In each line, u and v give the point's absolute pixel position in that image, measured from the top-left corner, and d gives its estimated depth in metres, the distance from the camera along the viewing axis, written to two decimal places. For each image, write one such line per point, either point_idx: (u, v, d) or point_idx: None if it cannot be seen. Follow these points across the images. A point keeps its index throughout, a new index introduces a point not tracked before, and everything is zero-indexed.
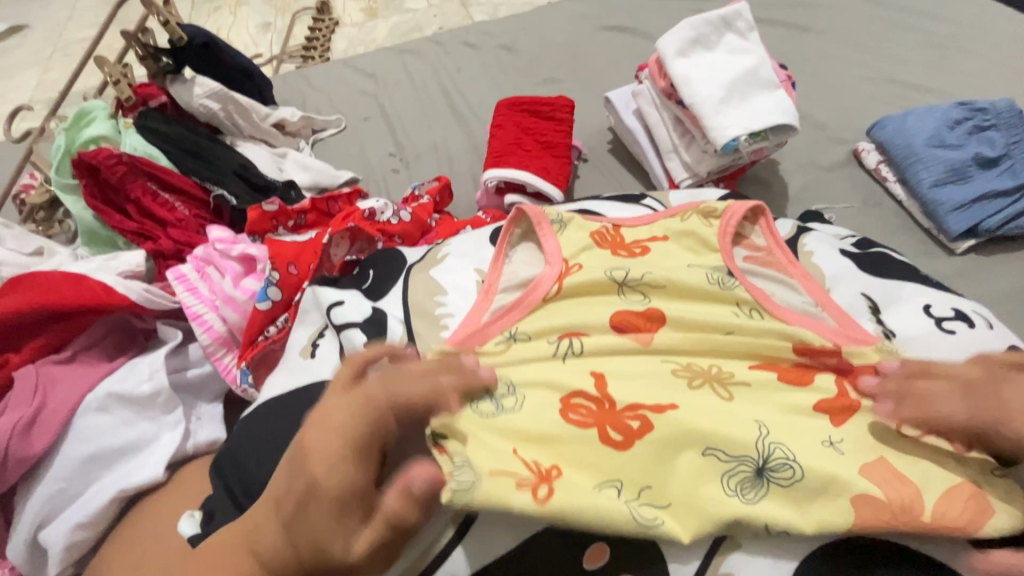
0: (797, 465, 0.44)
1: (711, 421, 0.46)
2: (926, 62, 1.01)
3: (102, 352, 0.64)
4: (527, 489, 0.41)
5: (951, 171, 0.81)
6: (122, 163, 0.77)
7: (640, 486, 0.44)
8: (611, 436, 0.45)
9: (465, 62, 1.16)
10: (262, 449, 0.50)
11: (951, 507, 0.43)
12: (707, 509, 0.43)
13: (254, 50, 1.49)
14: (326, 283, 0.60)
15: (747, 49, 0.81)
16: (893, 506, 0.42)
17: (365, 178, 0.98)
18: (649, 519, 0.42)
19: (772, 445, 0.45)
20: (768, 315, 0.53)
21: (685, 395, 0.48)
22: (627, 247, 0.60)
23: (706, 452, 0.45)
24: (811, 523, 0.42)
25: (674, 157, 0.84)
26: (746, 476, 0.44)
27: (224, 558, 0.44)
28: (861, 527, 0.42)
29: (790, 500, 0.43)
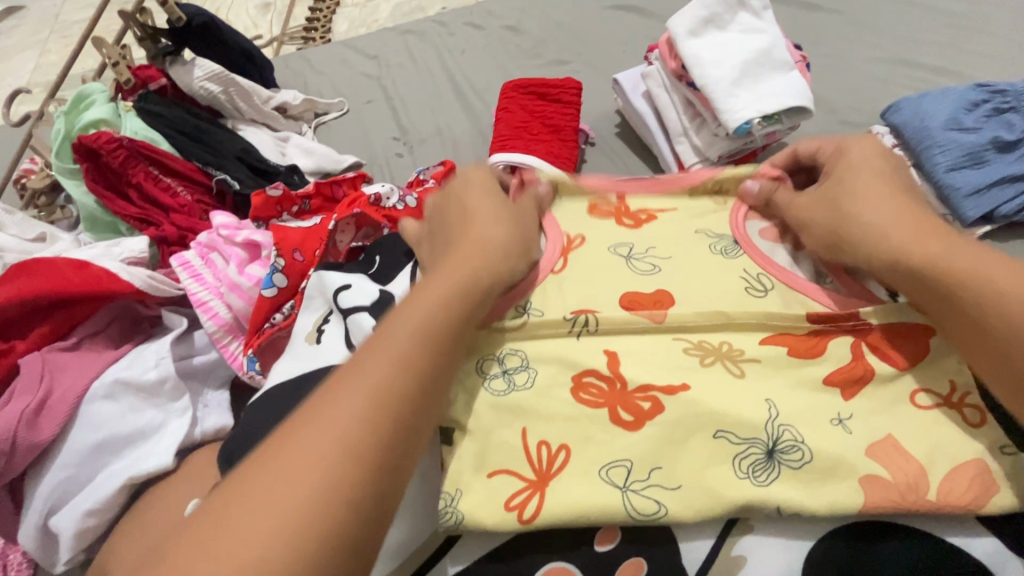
0: (807, 446, 0.43)
1: (725, 403, 0.44)
2: (942, 42, 0.99)
3: (107, 339, 0.63)
4: (515, 507, 0.42)
5: (968, 155, 0.79)
6: (123, 147, 0.76)
7: (650, 466, 0.43)
8: (621, 416, 0.45)
9: (469, 43, 1.14)
10: (266, 419, 0.49)
11: (956, 484, 0.42)
12: (715, 487, 0.42)
13: (254, 31, 1.46)
14: (332, 268, 0.59)
15: (761, 29, 0.78)
16: (901, 488, 0.41)
17: (369, 162, 0.97)
18: (647, 511, 0.41)
19: (780, 427, 0.44)
20: (775, 280, 0.52)
21: (696, 373, 0.46)
22: (632, 215, 0.60)
23: (717, 434, 0.43)
24: (824, 501, 0.41)
25: (684, 140, 0.82)
26: (757, 459, 0.43)
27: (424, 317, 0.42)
28: (873, 507, 0.41)
29: (802, 480, 0.42)
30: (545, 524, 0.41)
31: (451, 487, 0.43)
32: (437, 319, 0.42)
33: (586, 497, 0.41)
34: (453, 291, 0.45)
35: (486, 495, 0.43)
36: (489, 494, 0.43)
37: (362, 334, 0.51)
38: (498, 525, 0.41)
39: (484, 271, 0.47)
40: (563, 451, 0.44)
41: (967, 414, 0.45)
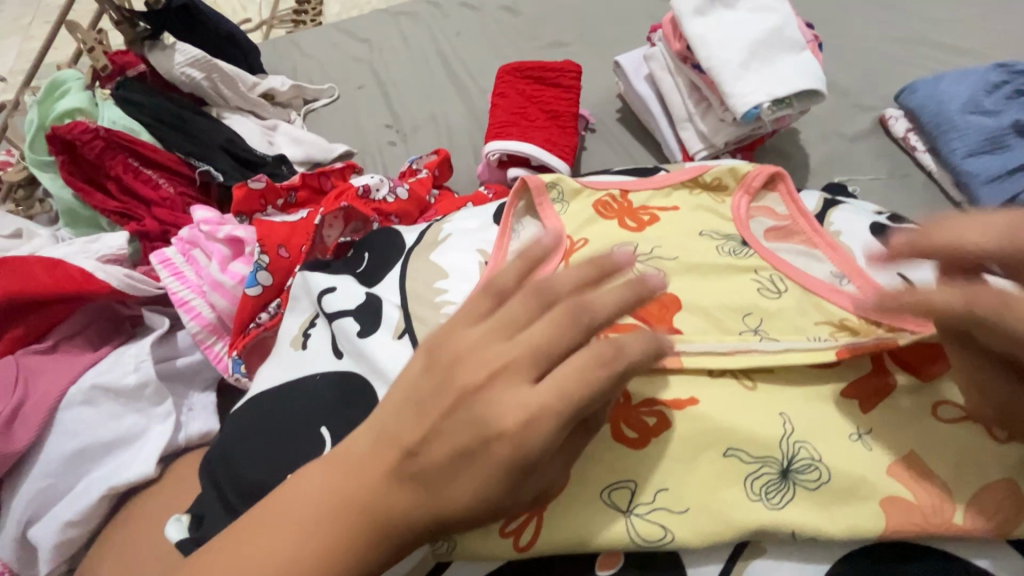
0: (825, 464, 0.40)
1: (740, 417, 0.42)
2: (960, 20, 0.94)
3: (86, 341, 0.60)
4: (510, 533, 0.39)
5: (989, 139, 0.74)
6: (99, 137, 0.72)
7: (655, 488, 0.40)
8: (624, 433, 0.42)
9: (464, 24, 1.09)
10: (248, 431, 0.46)
11: (981, 507, 0.39)
12: (726, 510, 0.39)
13: (242, 14, 1.41)
14: (318, 267, 0.56)
15: (772, 6, 0.74)
16: (924, 510, 0.39)
17: (360, 151, 0.93)
18: (652, 537, 0.38)
19: (796, 444, 0.41)
20: (791, 282, 0.48)
21: (706, 386, 0.43)
22: (635, 214, 0.55)
23: (727, 453, 0.41)
24: (842, 525, 0.38)
25: (689, 126, 0.78)
26: (770, 479, 0.40)
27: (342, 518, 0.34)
28: (896, 531, 0.38)
29: (819, 501, 0.39)
30: (544, 549, 0.39)
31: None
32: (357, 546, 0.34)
33: (586, 520, 0.39)
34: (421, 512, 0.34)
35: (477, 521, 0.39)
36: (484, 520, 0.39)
37: (350, 342, 0.48)
38: (494, 553, 0.39)
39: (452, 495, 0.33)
40: None
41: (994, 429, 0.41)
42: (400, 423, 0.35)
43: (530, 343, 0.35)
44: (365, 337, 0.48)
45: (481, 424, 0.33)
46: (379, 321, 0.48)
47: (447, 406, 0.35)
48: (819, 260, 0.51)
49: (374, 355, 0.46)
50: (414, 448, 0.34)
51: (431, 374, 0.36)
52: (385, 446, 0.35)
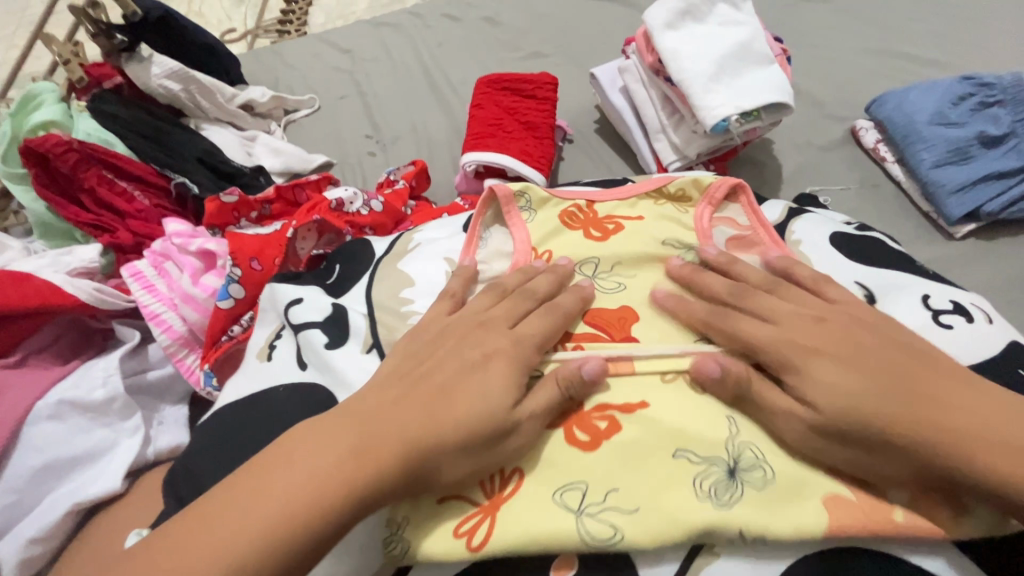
0: (769, 464, 0.40)
1: (690, 419, 0.42)
2: (930, 33, 0.96)
3: (55, 355, 0.61)
4: (463, 533, 0.39)
5: (953, 150, 0.76)
6: (73, 150, 0.71)
7: (606, 488, 0.40)
8: (577, 437, 0.42)
9: (445, 35, 1.10)
10: (212, 444, 0.46)
11: (919, 499, 0.39)
12: (674, 511, 0.39)
13: (227, 23, 1.41)
14: (287, 278, 0.56)
15: (741, 21, 0.75)
16: (866, 507, 0.39)
17: (340, 162, 0.94)
18: (603, 537, 0.38)
19: (740, 445, 0.41)
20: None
21: (657, 390, 0.44)
22: (599, 224, 0.55)
23: (677, 454, 0.41)
24: (788, 524, 0.38)
25: (663, 137, 0.79)
26: (718, 479, 0.40)
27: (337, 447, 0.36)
28: (840, 529, 0.38)
29: (764, 500, 0.39)
30: (495, 552, 0.38)
31: (398, 514, 0.40)
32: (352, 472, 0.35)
33: (534, 519, 0.38)
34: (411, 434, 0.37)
35: (431, 520, 0.39)
36: (437, 523, 0.39)
37: (315, 354, 0.48)
38: (444, 556, 0.38)
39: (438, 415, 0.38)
40: (517, 474, 0.41)
41: None
42: (401, 367, 0.42)
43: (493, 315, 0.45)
44: (333, 348, 0.48)
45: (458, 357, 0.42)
46: (346, 333, 0.49)
47: (447, 346, 0.43)
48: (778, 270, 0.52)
49: (339, 368, 0.47)
50: (415, 380, 0.40)
51: (419, 339, 0.44)
52: (390, 382, 0.40)
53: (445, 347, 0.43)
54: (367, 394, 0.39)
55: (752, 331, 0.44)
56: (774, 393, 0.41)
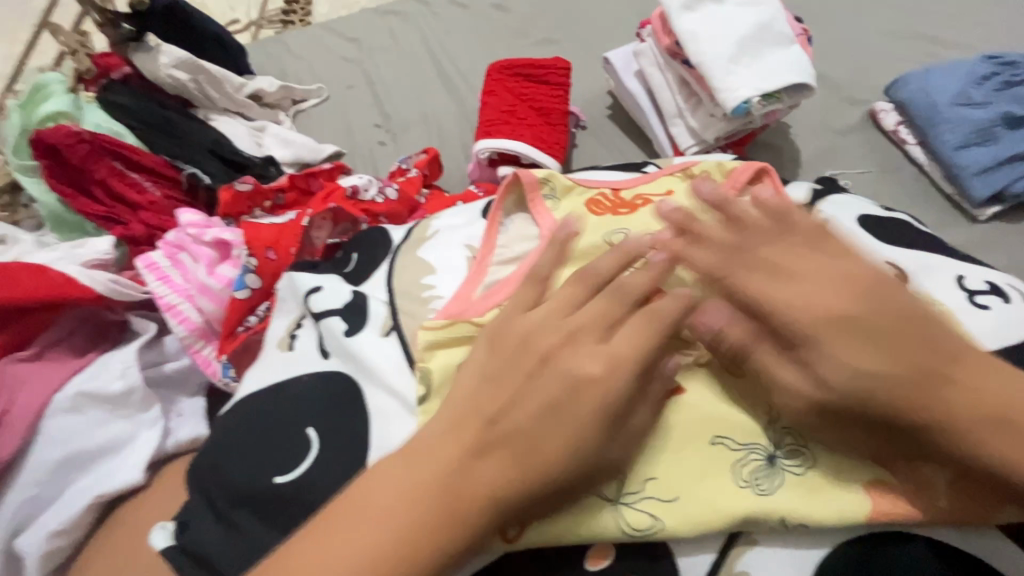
0: (808, 449, 0.40)
1: (722, 403, 0.41)
2: (949, 12, 0.94)
3: (72, 347, 0.60)
4: (497, 524, 0.38)
5: (978, 131, 0.75)
6: (83, 142, 0.71)
7: (644, 478, 0.39)
8: None
9: (453, 22, 1.09)
10: (236, 438, 0.45)
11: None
12: (713, 498, 0.38)
13: (231, 14, 1.39)
14: (305, 267, 0.56)
15: (760, 1, 0.73)
16: (911, 492, 0.38)
17: (350, 151, 0.93)
18: (640, 526, 0.38)
19: (781, 430, 0.40)
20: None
21: (690, 375, 0.42)
22: (628, 203, 0.53)
23: (713, 441, 0.40)
24: (829, 509, 0.37)
25: (680, 122, 0.78)
26: (758, 465, 0.39)
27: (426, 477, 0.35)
28: (882, 515, 0.37)
29: (805, 486, 0.38)
30: (531, 542, 0.37)
31: None
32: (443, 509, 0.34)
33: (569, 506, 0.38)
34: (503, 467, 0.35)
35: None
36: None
37: (335, 341, 0.48)
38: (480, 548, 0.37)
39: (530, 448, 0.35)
40: None
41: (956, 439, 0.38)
42: (478, 394, 0.38)
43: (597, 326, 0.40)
44: (353, 335, 0.47)
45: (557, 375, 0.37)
46: (364, 319, 0.48)
47: (530, 370, 0.38)
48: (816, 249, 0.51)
49: (361, 354, 0.46)
50: (499, 412, 0.37)
51: (509, 349, 0.39)
52: (473, 410, 0.37)
53: (533, 371, 0.38)
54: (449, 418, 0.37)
55: (767, 293, 0.39)
56: (782, 369, 0.38)
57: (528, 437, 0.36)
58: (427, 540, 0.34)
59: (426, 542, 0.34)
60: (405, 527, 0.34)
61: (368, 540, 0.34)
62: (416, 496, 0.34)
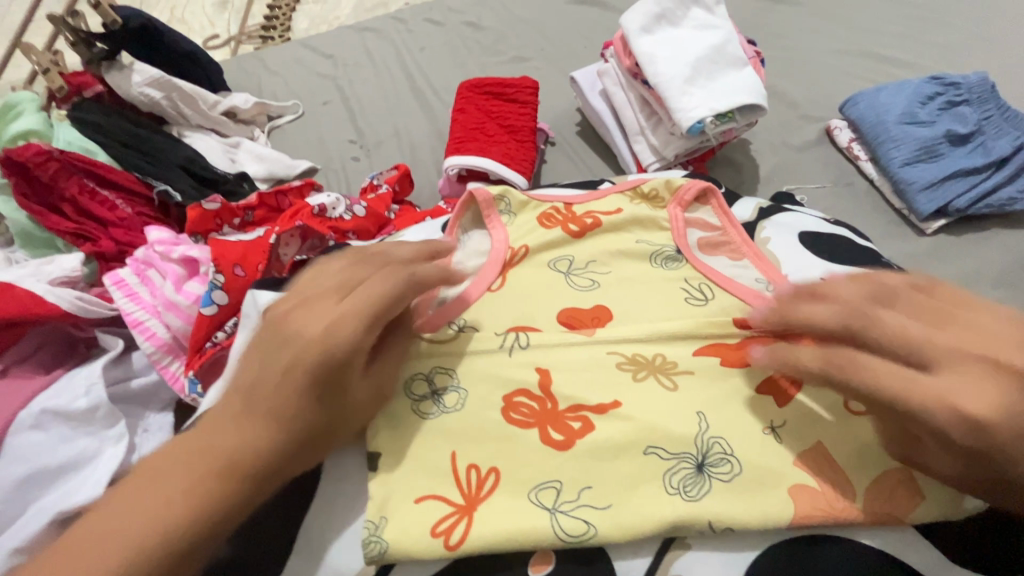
0: (737, 458, 0.41)
1: (660, 415, 0.43)
2: (901, 34, 0.99)
3: (37, 365, 0.60)
4: (441, 533, 0.39)
5: (921, 149, 0.79)
6: (54, 160, 0.71)
7: (580, 486, 0.41)
8: (551, 436, 0.42)
9: (428, 40, 1.11)
10: None
11: (877, 493, 0.40)
12: (645, 504, 0.40)
13: (209, 30, 1.40)
14: (268, 285, 0.56)
15: (715, 25, 0.77)
16: (827, 495, 0.40)
17: (324, 167, 0.94)
18: (576, 532, 0.39)
19: (710, 440, 0.42)
20: (717, 290, 0.51)
21: (628, 388, 0.44)
22: (578, 219, 0.56)
23: (647, 450, 0.42)
24: (756, 514, 0.39)
25: (641, 139, 0.80)
26: (687, 473, 0.41)
27: (162, 467, 0.34)
28: (805, 519, 0.39)
29: (733, 493, 0.40)
30: (473, 550, 0.38)
31: (375, 513, 0.40)
32: (186, 497, 0.33)
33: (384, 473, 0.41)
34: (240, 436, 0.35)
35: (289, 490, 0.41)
36: (415, 522, 0.39)
37: None
38: (422, 553, 0.38)
39: (259, 415, 0.36)
40: (493, 474, 0.41)
41: None
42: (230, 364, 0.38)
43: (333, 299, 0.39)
44: None
45: (297, 344, 0.37)
46: None
47: (267, 340, 0.38)
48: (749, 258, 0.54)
49: None
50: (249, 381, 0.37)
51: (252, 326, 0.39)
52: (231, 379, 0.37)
53: (270, 340, 0.38)
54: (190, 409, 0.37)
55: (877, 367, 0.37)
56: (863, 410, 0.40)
57: (262, 399, 0.36)
58: (185, 513, 0.33)
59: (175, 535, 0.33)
60: (161, 510, 0.33)
61: (108, 556, 0.31)
62: (165, 491, 0.33)
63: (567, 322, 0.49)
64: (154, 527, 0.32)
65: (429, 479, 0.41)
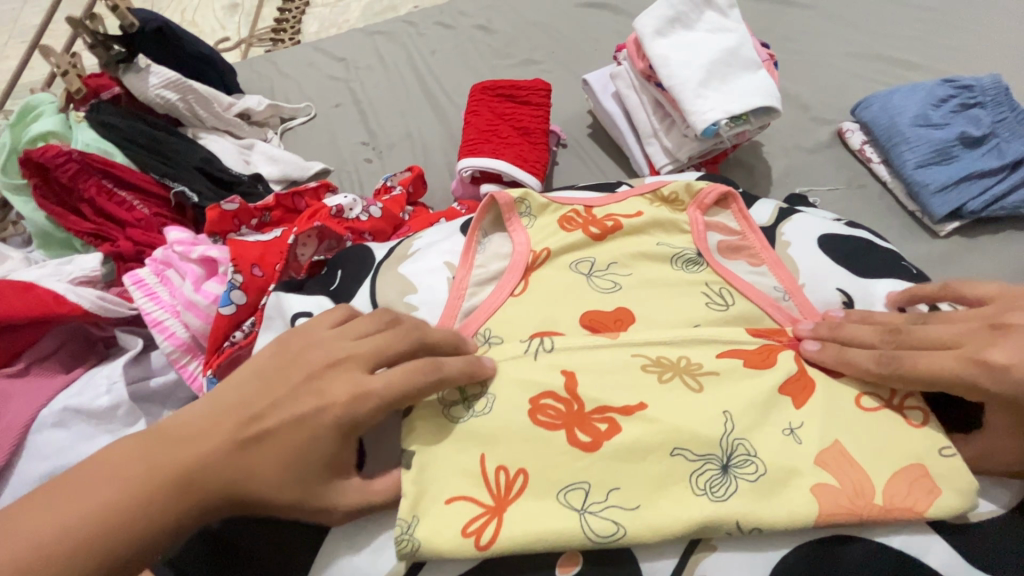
0: (760, 458, 0.42)
1: (686, 414, 0.43)
2: (912, 37, 0.99)
3: (58, 363, 0.61)
4: (472, 532, 0.39)
5: (936, 152, 0.79)
6: (73, 160, 0.72)
7: (607, 487, 0.41)
8: (578, 438, 0.42)
9: (439, 43, 1.12)
10: None
11: (897, 489, 0.40)
12: (671, 503, 0.40)
13: (221, 32, 1.41)
14: (291, 288, 0.57)
15: (729, 28, 0.77)
16: (851, 494, 0.40)
17: (337, 168, 0.95)
18: (605, 533, 0.39)
19: (736, 441, 0.42)
20: (738, 296, 0.51)
21: (653, 389, 0.44)
22: (598, 222, 0.56)
23: (673, 452, 0.42)
24: (779, 515, 0.39)
25: (655, 141, 0.81)
26: (712, 474, 0.41)
27: (160, 458, 0.38)
28: (829, 519, 0.39)
29: (757, 492, 0.40)
30: (503, 550, 0.39)
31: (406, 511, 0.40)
32: (157, 495, 0.37)
33: (333, 544, 0.42)
34: (225, 463, 0.38)
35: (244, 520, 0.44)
36: (445, 521, 0.40)
37: None
38: (452, 552, 0.39)
39: (249, 456, 0.39)
40: (521, 475, 0.42)
41: (909, 414, 0.44)
42: (248, 386, 0.41)
43: (362, 370, 0.41)
44: None
45: (315, 401, 0.40)
46: None
47: (291, 384, 0.41)
48: (768, 265, 0.55)
49: None
50: (258, 413, 0.40)
51: (282, 359, 0.42)
52: (240, 399, 0.40)
53: (292, 384, 0.41)
54: (201, 409, 0.41)
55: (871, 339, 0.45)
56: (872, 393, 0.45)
57: (257, 441, 0.39)
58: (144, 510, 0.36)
59: (125, 525, 0.36)
60: (128, 495, 0.37)
61: (75, 509, 0.36)
62: (136, 482, 0.37)
63: (591, 326, 0.49)
64: (117, 506, 0.36)
65: (456, 480, 0.41)
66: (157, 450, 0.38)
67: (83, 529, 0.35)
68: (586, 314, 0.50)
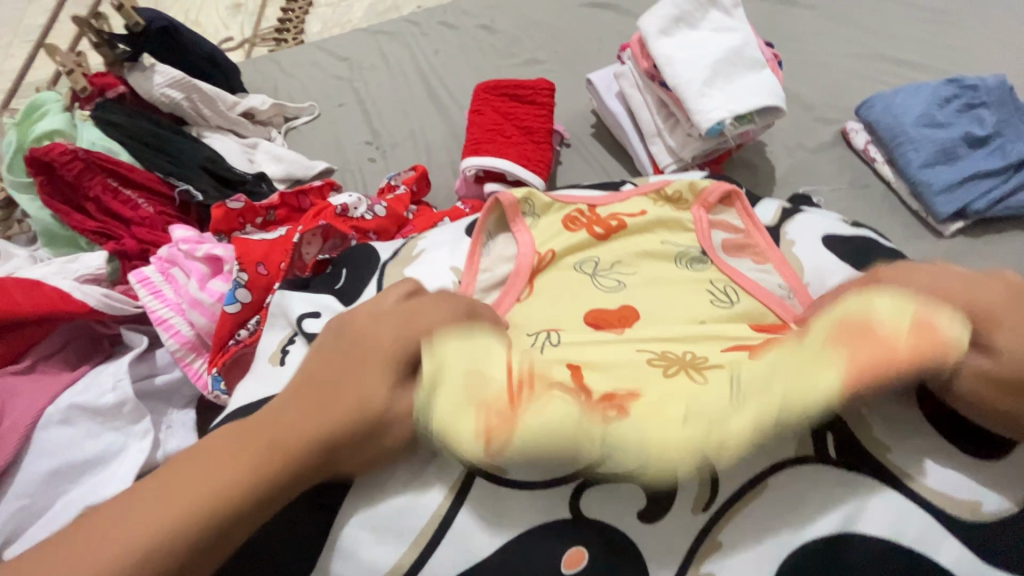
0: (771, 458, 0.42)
1: None
2: (916, 37, 0.99)
3: (64, 361, 0.61)
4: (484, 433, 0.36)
5: (941, 152, 0.79)
6: (77, 158, 0.72)
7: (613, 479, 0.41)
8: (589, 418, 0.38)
9: (443, 42, 1.12)
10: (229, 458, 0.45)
11: (916, 332, 0.37)
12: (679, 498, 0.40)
13: (224, 32, 1.42)
14: (296, 287, 0.56)
15: (733, 27, 0.77)
16: (868, 356, 0.36)
17: (341, 168, 0.95)
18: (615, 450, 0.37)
19: None
20: (743, 294, 0.51)
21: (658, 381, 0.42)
22: (602, 221, 0.57)
23: None
24: (801, 392, 0.36)
25: (658, 141, 0.81)
26: None
27: (233, 456, 0.34)
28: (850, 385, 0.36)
29: (771, 374, 0.37)
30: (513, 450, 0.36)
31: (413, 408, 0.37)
32: (240, 495, 0.33)
33: (344, 534, 0.40)
34: (311, 446, 0.35)
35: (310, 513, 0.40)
36: (457, 417, 0.37)
37: None
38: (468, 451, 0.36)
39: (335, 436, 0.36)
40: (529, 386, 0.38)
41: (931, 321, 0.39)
42: (310, 371, 0.38)
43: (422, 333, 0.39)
44: None
45: (380, 365, 0.38)
46: None
47: (353, 357, 0.38)
48: (773, 263, 0.55)
49: None
50: (332, 390, 0.37)
51: (339, 337, 0.39)
52: (308, 381, 0.37)
53: (357, 354, 0.38)
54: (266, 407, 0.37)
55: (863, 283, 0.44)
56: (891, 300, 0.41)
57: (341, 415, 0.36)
58: (232, 510, 0.33)
59: (214, 531, 0.32)
60: (212, 499, 0.32)
61: (151, 527, 0.31)
62: (216, 484, 0.33)
63: (598, 323, 0.49)
64: (200, 516, 0.32)
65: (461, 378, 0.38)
66: (243, 439, 0.34)
67: (158, 539, 0.31)
68: (592, 312, 0.50)
